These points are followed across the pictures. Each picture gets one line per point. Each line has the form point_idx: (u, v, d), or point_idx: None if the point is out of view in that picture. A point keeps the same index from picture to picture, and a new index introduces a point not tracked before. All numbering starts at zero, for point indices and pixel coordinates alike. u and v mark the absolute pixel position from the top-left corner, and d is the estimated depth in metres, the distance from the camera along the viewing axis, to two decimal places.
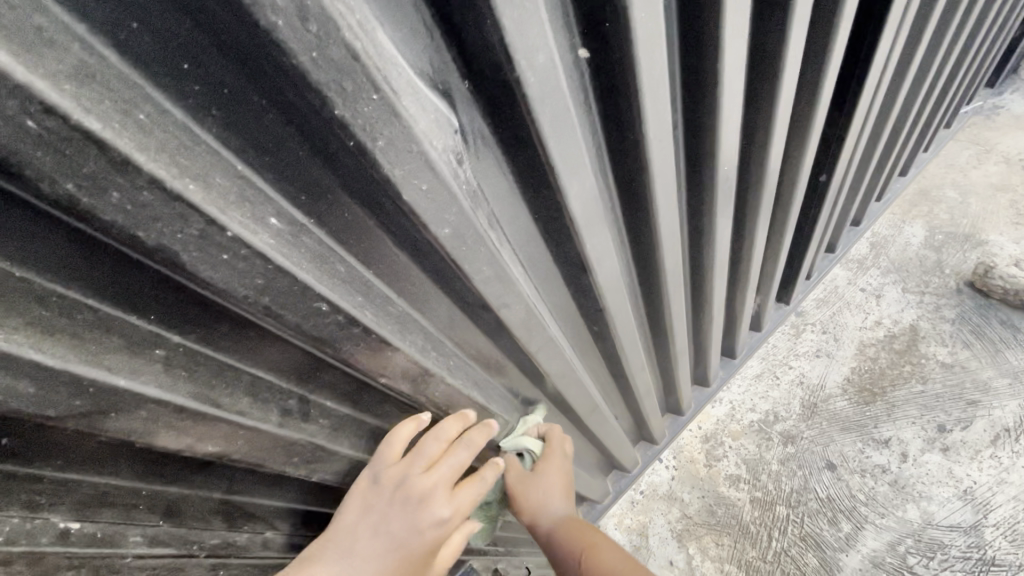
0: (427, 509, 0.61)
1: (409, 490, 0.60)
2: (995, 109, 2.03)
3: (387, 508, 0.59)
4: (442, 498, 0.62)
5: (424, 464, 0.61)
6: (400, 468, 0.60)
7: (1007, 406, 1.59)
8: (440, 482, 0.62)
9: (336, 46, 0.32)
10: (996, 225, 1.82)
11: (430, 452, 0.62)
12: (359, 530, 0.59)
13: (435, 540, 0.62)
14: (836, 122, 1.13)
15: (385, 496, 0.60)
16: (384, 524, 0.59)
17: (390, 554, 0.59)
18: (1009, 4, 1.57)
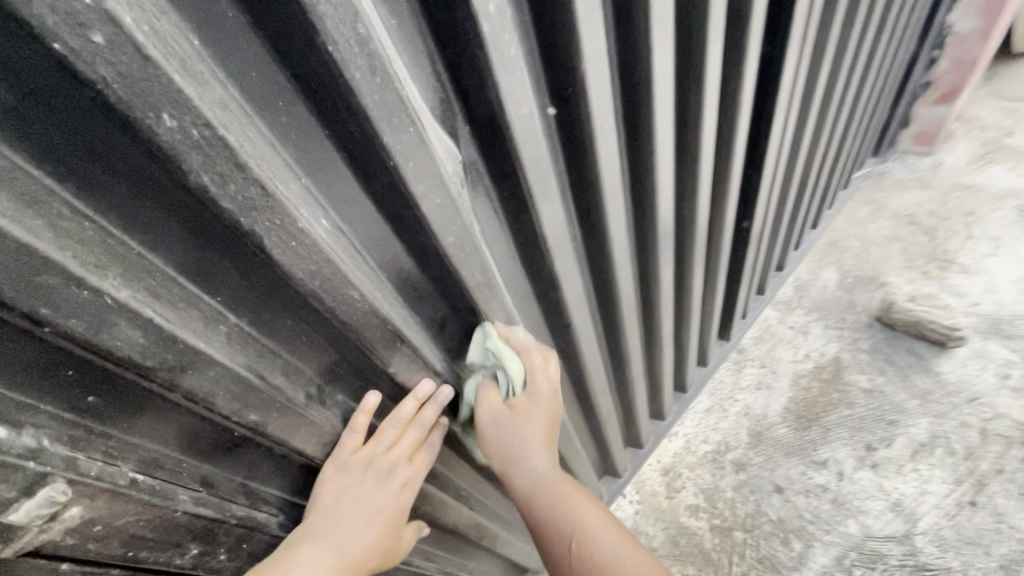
0: (395, 478, 0.69)
1: (379, 465, 0.68)
2: (881, 174, 2.41)
3: (361, 484, 0.67)
4: (407, 469, 0.71)
5: (388, 442, 0.69)
6: (367, 449, 0.68)
7: (921, 423, 1.77)
8: (404, 454, 0.70)
9: (389, 92, 0.45)
10: (894, 269, 2.12)
11: (392, 430, 0.69)
12: (337, 508, 0.66)
13: (407, 502, 0.72)
14: (750, 177, 1.37)
15: (358, 475, 0.67)
16: (361, 498, 0.67)
17: (372, 520, 0.68)
18: (875, 91, 1.95)
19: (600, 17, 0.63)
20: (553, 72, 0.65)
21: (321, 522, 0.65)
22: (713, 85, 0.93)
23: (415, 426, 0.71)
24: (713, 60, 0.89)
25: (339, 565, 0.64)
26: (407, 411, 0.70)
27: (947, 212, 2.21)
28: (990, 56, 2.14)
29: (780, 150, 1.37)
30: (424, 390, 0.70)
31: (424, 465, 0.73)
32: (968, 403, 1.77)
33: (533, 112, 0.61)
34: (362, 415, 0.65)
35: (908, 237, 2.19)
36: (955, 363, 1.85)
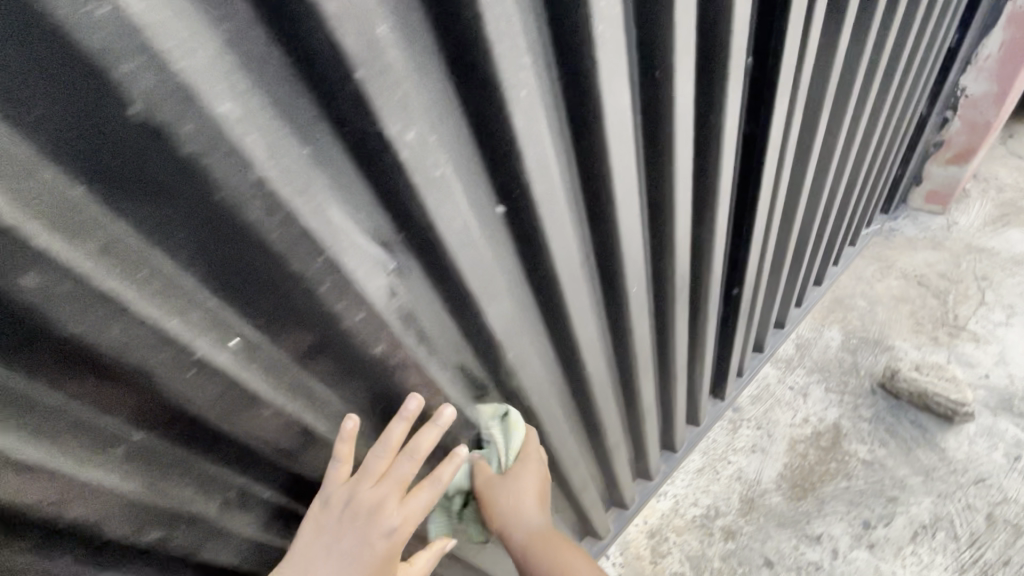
0: (377, 521, 0.62)
1: (360, 503, 0.62)
2: (891, 232, 2.34)
3: (339, 525, 0.62)
4: (393, 508, 0.64)
5: (373, 476, 0.64)
6: (350, 484, 0.63)
7: (923, 502, 1.68)
8: (391, 492, 0.64)
9: (293, 228, 0.46)
10: (900, 332, 2.04)
11: (377, 463, 0.64)
12: (312, 552, 0.60)
13: (393, 550, 0.64)
14: (739, 248, 1.32)
15: (337, 513, 0.62)
16: (337, 542, 0.61)
17: (350, 570, 0.61)
18: (882, 151, 1.90)
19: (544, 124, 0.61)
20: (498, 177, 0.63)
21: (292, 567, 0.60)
22: (684, 173, 0.89)
23: (404, 457, 0.65)
24: (681, 150, 0.86)
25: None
26: (396, 436, 0.65)
27: (959, 275, 2.14)
28: (1006, 118, 2.07)
29: (771, 220, 1.33)
30: (409, 408, 0.65)
31: (413, 505, 0.66)
32: (974, 484, 1.68)
33: (471, 218, 0.60)
34: (342, 441, 0.61)
35: (917, 298, 2.12)
36: (962, 440, 1.76)
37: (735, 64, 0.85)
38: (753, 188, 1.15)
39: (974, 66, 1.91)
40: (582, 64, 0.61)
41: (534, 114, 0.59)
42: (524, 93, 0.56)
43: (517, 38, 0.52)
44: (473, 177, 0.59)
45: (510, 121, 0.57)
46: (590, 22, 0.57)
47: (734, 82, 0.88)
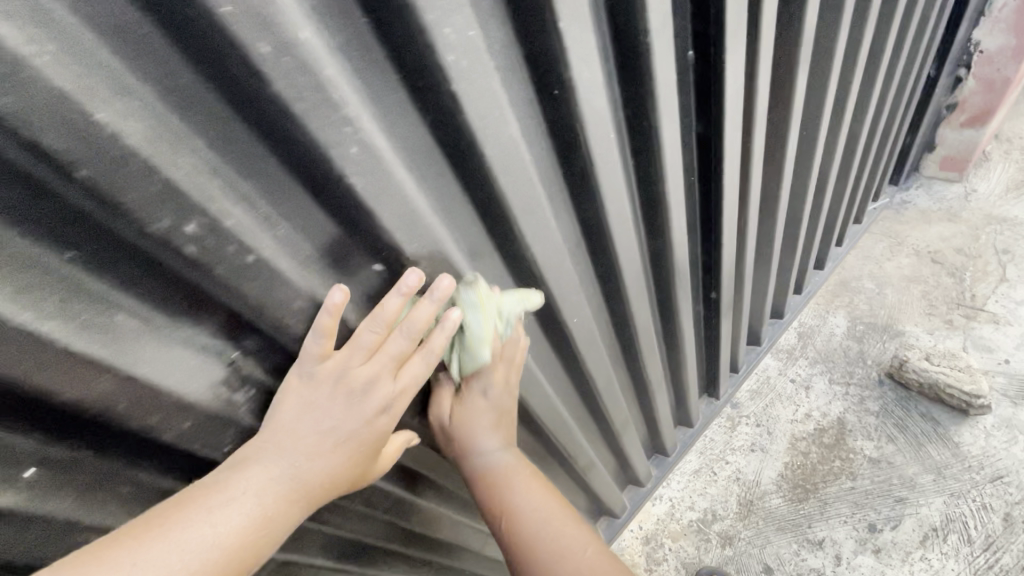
0: (369, 400, 0.55)
1: (353, 379, 0.54)
2: (904, 204, 2.16)
3: (326, 401, 0.53)
4: (388, 385, 0.56)
5: (366, 349, 0.55)
6: (337, 359, 0.54)
7: (934, 503, 1.57)
8: (386, 368, 0.56)
9: (54, 354, 0.39)
10: (911, 317, 1.89)
11: (371, 335, 0.55)
12: (296, 429, 0.52)
13: (386, 428, 0.58)
14: (709, 252, 1.20)
15: (325, 387, 0.54)
16: (325, 418, 0.53)
17: (340, 449, 0.54)
18: (884, 121, 1.72)
19: (399, 175, 0.51)
20: (355, 242, 0.53)
21: (273, 442, 0.52)
22: (617, 195, 0.78)
23: (400, 331, 0.56)
24: (608, 171, 0.73)
25: (289, 498, 0.50)
26: (391, 310, 0.55)
27: (977, 249, 1.97)
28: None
29: (748, 218, 1.20)
30: (409, 283, 0.54)
31: (410, 382, 0.58)
32: (991, 481, 1.56)
33: (320, 285, 0.52)
34: (329, 312, 0.51)
35: (931, 277, 1.96)
36: (977, 433, 1.64)
37: (667, 66, 0.72)
38: (714, 188, 1.03)
39: (989, 18, 1.71)
40: (439, 99, 0.50)
41: (380, 168, 0.49)
42: (357, 149, 0.46)
43: (323, 87, 0.41)
44: (320, 244, 0.50)
45: (346, 179, 0.47)
46: (431, 49, 0.46)
47: (671, 84, 0.74)
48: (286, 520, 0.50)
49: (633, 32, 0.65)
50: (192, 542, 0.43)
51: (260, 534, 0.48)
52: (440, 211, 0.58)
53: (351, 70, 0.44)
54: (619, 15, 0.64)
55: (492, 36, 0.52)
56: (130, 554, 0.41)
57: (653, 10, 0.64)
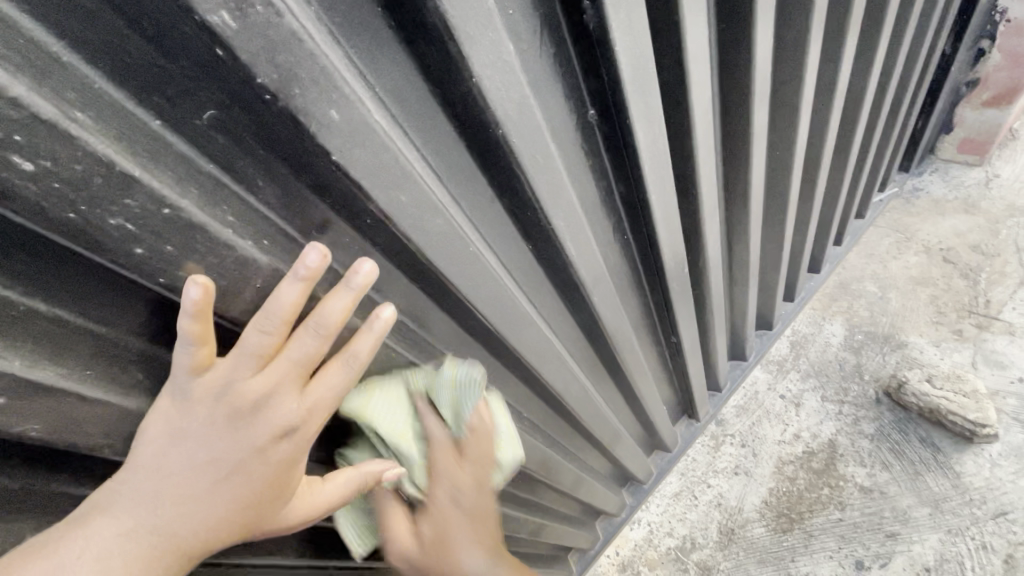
0: (265, 420, 0.43)
1: (241, 397, 0.41)
2: (915, 192, 1.93)
3: (203, 426, 0.41)
4: (291, 401, 0.43)
5: (255, 358, 0.41)
6: (213, 375, 0.40)
7: (928, 540, 1.44)
8: (286, 380, 0.43)
9: None
10: (916, 326, 1.71)
11: (260, 339, 0.41)
12: (162, 462, 0.40)
13: (293, 450, 0.45)
14: (661, 303, 1.03)
15: (203, 409, 0.40)
16: (200, 450, 0.41)
17: (228, 480, 0.42)
18: (893, 106, 1.48)
19: (104, 392, 0.39)
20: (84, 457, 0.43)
21: (129, 483, 0.39)
22: (501, 300, 0.63)
23: (305, 331, 0.42)
24: (480, 284, 0.58)
25: (152, 553, 0.38)
26: (288, 303, 0.40)
27: (996, 247, 1.77)
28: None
29: (707, 261, 1.03)
30: (310, 263, 0.39)
31: (322, 398, 0.45)
32: (993, 518, 1.43)
33: (37, 517, 0.42)
34: (185, 314, 0.36)
35: (941, 280, 1.76)
36: (982, 463, 1.49)
37: (546, 155, 0.55)
38: (653, 249, 0.86)
39: None
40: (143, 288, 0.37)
41: (60, 406, 0.37)
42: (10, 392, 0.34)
43: None
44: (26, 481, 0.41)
45: (5, 432, 0.35)
46: (101, 249, 0.32)
47: (556, 170, 0.57)
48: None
49: (481, 124, 0.48)
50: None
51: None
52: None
53: None
54: (455, 108, 0.47)
55: (235, 182, 0.39)
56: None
57: (502, 101, 0.47)
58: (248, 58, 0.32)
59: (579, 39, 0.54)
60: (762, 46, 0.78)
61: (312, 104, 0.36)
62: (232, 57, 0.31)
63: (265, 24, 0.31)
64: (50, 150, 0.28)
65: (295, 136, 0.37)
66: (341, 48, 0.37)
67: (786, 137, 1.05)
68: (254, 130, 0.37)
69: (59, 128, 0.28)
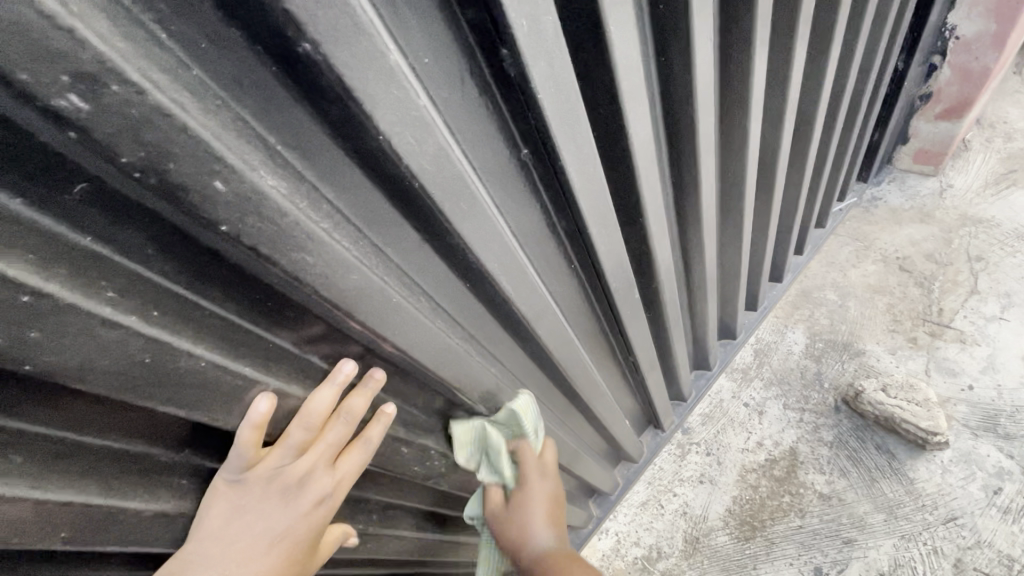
0: (304, 495, 0.53)
1: (285, 477, 0.51)
2: (873, 201, 1.98)
3: (257, 502, 0.51)
4: (324, 476, 0.54)
5: (297, 447, 0.52)
6: (264, 462, 0.50)
7: (883, 546, 1.48)
8: (321, 460, 0.53)
9: None
10: (873, 334, 1.75)
11: (299, 434, 0.51)
12: (226, 535, 0.50)
13: (325, 519, 0.56)
14: (615, 324, 1.03)
15: (255, 490, 0.50)
16: (255, 521, 0.50)
17: (275, 545, 0.52)
18: (847, 121, 1.51)
19: None
20: None
21: (199, 551, 0.48)
22: (436, 343, 0.61)
23: (337, 422, 0.53)
24: (409, 332, 0.56)
25: None
26: (323, 404, 0.51)
27: (949, 256, 1.82)
28: (1008, 58, 1.72)
29: (660, 284, 1.03)
30: (344, 371, 0.52)
31: (348, 470, 0.56)
32: (944, 523, 1.47)
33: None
34: (249, 422, 0.47)
35: (897, 288, 1.81)
36: (934, 469, 1.53)
37: (471, 199, 0.53)
38: (601, 277, 0.85)
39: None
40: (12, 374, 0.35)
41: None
42: None
43: None
44: None
45: None
46: None
47: (485, 214, 0.56)
48: None
49: (396, 176, 0.46)
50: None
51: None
52: (107, 458, 0.44)
53: None
54: (369, 161, 0.45)
55: (120, 254, 0.36)
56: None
57: (416, 154, 0.45)
58: (108, 137, 0.30)
59: (502, 82, 0.52)
60: (703, 76, 0.78)
61: (192, 178, 0.34)
62: (87, 136, 0.29)
63: (121, 104, 0.29)
64: None
65: (176, 207, 0.35)
66: (221, 110, 0.35)
67: (736, 159, 1.05)
68: (131, 202, 0.35)
69: None
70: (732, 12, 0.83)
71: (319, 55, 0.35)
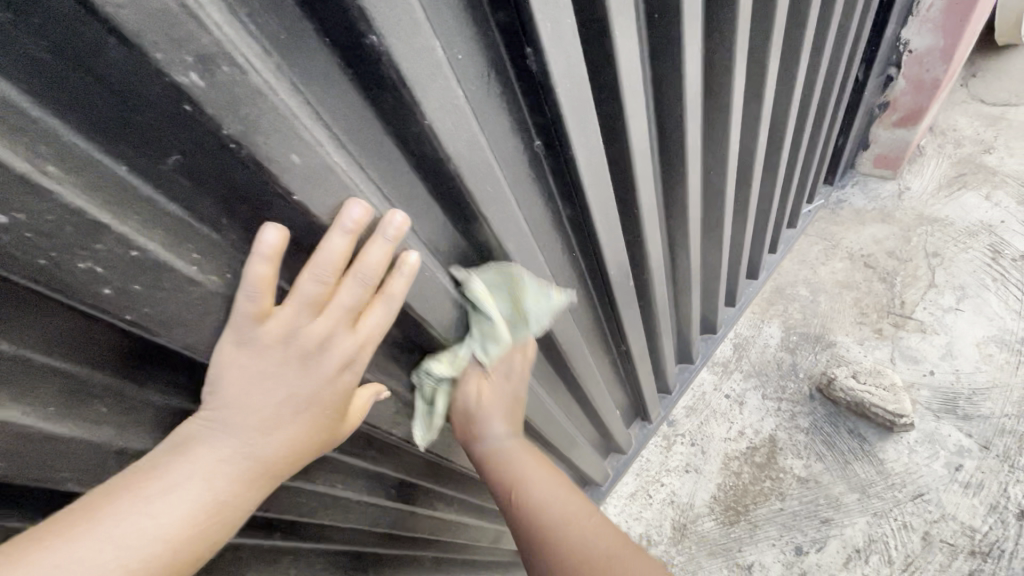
0: (327, 358, 0.47)
1: (304, 341, 0.45)
2: (839, 203, 2.12)
3: (274, 367, 0.45)
4: (346, 340, 0.48)
5: (312, 305, 0.45)
6: (277, 320, 0.43)
7: (858, 523, 1.57)
8: (341, 321, 0.47)
9: None
10: (843, 326, 1.86)
11: (316, 288, 0.44)
12: (241, 403, 0.45)
13: (350, 386, 0.51)
14: (610, 313, 1.10)
15: (270, 353, 0.44)
16: (274, 390, 0.45)
17: (299, 411, 0.47)
18: (815, 127, 1.63)
19: (70, 428, 0.40)
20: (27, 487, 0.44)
21: (214, 419, 0.44)
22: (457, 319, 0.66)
23: (354, 279, 0.46)
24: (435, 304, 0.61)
25: (248, 474, 0.45)
26: (338, 254, 0.44)
27: (909, 253, 1.95)
28: (955, 72, 1.88)
29: (651, 275, 1.10)
30: (354, 218, 0.44)
31: (372, 333, 0.50)
32: (912, 499, 1.57)
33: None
34: (257, 256, 0.40)
35: (863, 283, 1.93)
36: (901, 449, 1.64)
37: (495, 183, 0.58)
38: (599, 265, 0.91)
39: (916, 17, 1.69)
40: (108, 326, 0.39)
41: (26, 436, 0.38)
42: None
43: None
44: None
45: None
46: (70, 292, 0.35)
47: (506, 198, 0.61)
48: (250, 493, 0.46)
49: (434, 160, 0.52)
50: (131, 533, 0.40)
51: (209, 518, 0.43)
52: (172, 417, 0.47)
53: None
54: (411, 146, 0.51)
55: (201, 223, 0.41)
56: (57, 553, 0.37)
57: (454, 140, 0.51)
58: (216, 111, 0.34)
59: (523, 78, 0.58)
60: (691, 80, 0.86)
61: (275, 151, 0.38)
62: (199, 111, 0.34)
63: (229, 82, 0.34)
64: (27, 205, 0.31)
65: (257, 178, 0.40)
66: (297, 92, 0.40)
67: (718, 159, 1.14)
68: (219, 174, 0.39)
69: (34, 182, 0.30)
70: (716, 23, 0.91)
71: (382, 47, 0.41)
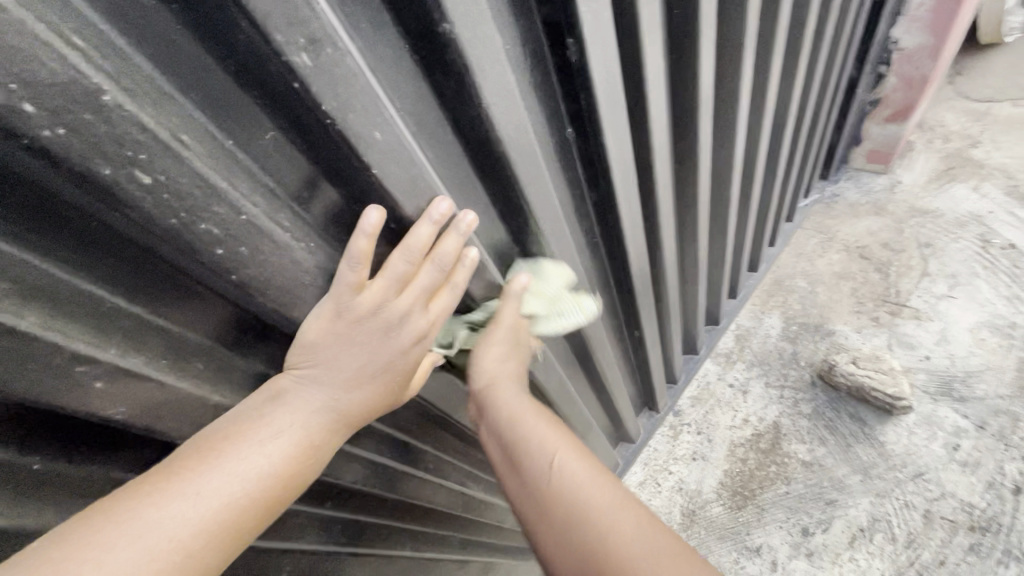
0: (405, 332, 0.54)
1: (390, 315, 0.52)
2: (834, 198, 2.20)
3: (362, 336, 0.51)
4: (421, 317, 0.54)
5: (399, 283, 0.51)
6: (371, 295, 0.50)
7: (861, 504, 1.62)
8: (419, 300, 0.54)
9: None
10: (841, 316, 1.93)
11: (404, 268, 0.51)
12: (332, 364, 0.51)
13: (418, 356, 0.57)
14: (625, 300, 1.14)
15: (361, 325, 0.51)
16: (360, 356, 0.52)
17: (376, 375, 0.54)
18: (811, 123, 1.70)
19: (171, 377, 0.46)
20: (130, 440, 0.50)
21: (308, 376, 0.51)
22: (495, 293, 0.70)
23: (433, 264, 0.53)
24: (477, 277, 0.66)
25: (332, 426, 0.53)
26: (423, 241, 0.51)
27: (902, 244, 2.02)
28: (942, 70, 1.96)
29: (664, 263, 1.15)
30: (442, 211, 0.51)
31: (441, 313, 0.57)
32: (913, 479, 1.63)
33: (27, 504, 0.45)
34: (363, 237, 0.46)
35: (859, 274, 2.00)
36: (901, 432, 1.70)
37: (537, 165, 0.63)
38: (619, 251, 0.96)
39: (906, 17, 1.76)
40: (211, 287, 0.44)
41: (141, 382, 0.44)
42: (85, 365, 0.40)
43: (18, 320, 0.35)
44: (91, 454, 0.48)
45: (100, 414, 0.43)
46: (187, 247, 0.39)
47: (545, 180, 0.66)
48: (332, 442, 0.53)
49: (486, 141, 0.56)
50: (249, 471, 0.47)
51: (304, 459, 0.51)
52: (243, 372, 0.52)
53: (82, 294, 0.38)
54: (466, 129, 0.55)
55: (291, 196, 0.45)
56: (193, 485, 0.44)
57: (506, 123, 0.55)
58: (319, 88, 0.38)
59: (561, 68, 0.63)
60: (706, 75, 0.91)
61: (363, 127, 0.42)
62: (305, 88, 0.38)
63: (333, 62, 0.38)
64: (163, 168, 0.35)
65: (343, 153, 0.43)
66: (379, 73, 0.44)
67: (726, 152, 1.19)
68: (310, 149, 0.43)
69: (170, 147, 0.35)
70: (727, 22, 0.97)
71: (453, 34, 0.45)
